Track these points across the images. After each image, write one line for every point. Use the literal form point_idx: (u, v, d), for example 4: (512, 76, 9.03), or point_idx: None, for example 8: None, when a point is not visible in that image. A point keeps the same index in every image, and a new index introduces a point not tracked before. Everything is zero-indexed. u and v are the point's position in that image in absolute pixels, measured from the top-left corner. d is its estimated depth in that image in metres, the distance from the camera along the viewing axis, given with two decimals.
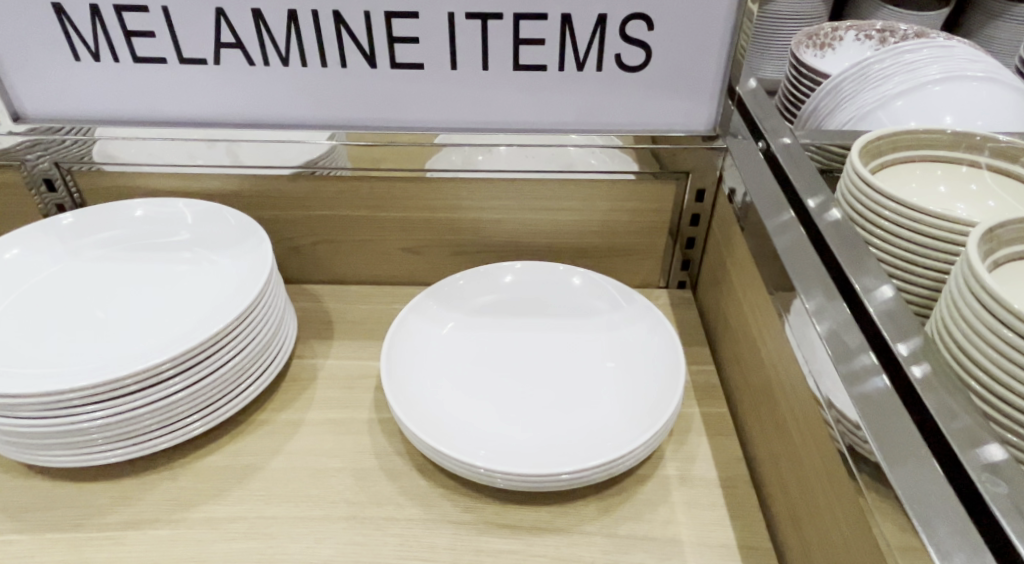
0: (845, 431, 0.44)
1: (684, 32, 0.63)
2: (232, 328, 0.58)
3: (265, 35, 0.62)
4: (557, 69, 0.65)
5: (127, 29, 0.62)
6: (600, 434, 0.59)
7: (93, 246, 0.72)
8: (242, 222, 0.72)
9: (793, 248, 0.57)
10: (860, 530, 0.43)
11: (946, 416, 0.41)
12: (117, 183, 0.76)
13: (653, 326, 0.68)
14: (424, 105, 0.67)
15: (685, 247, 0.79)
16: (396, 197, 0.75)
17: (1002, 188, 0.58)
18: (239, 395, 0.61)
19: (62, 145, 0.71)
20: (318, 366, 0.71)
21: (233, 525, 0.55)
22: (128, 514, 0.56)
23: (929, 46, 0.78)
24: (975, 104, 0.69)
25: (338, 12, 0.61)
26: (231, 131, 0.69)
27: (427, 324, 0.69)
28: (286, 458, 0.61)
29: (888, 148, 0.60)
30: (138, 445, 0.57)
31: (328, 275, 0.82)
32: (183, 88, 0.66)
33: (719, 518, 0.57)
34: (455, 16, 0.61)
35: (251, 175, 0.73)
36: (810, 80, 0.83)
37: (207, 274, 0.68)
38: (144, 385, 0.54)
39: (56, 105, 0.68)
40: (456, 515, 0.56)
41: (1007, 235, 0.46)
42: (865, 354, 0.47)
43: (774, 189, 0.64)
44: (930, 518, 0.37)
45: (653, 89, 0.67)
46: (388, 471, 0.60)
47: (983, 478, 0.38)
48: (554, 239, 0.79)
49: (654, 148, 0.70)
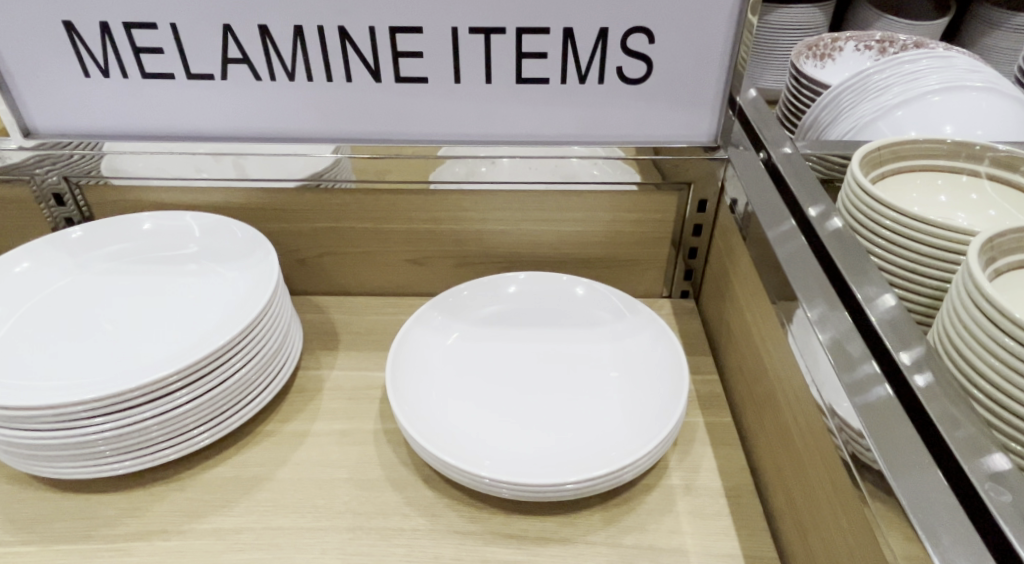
0: (849, 439, 0.45)
1: (685, 45, 0.64)
2: (239, 339, 0.59)
3: (271, 51, 0.63)
4: (559, 82, 0.66)
5: (137, 46, 0.63)
6: (604, 443, 0.59)
7: (101, 259, 0.73)
8: (248, 234, 0.72)
9: (794, 256, 0.58)
10: (863, 538, 0.43)
11: (949, 425, 0.41)
12: (125, 197, 0.77)
13: (656, 336, 0.68)
14: (428, 118, 0.68)
15: (687, 257, 0.80)
16: (401, 209, 0.76)
17: (1002, 198, 0.58)
18: (244, 407, 0.62)
19: (71, 160, 0.72)
20: (324, 378, 0.71)
21: (240, 536, 0.56)
22: (136, 526, 0.56)
23: (927, 57, 0.78)
24: (975, 114, 0.69)
25: (343, 27, 0.62)
26: (237, 144, 0.70)
27: (429, 335, 0.69)
28: (293, 469, 0.61)
29: (888, 158, 0.60)
30: (145, 457, 0.57)
31: (334, 287, 0.83)
32: (191, 103, 0.67)
33: (724, 528, 0.57)
34: (458, 31, 0.62)
35: (258, 188, 0.74)
36: (810, 90, 0.84)
37: (214, 286, 0.69)
38: (150, 398, 0.54)
39: (65, 121, 0.69)
40: (460, 525, 0.57)
41: (1007, 244, 0.46)
42: (868, 363, 0.48)
43: (776, 199, 0.65)
44: (936, 528, 0.37)
45: (654, 101, 0.68)
46: (393, 481, 0.60)
47: (987, 486, 0.38)
48: (558, 249, 0.79)
49: (656, 159, 0.71)
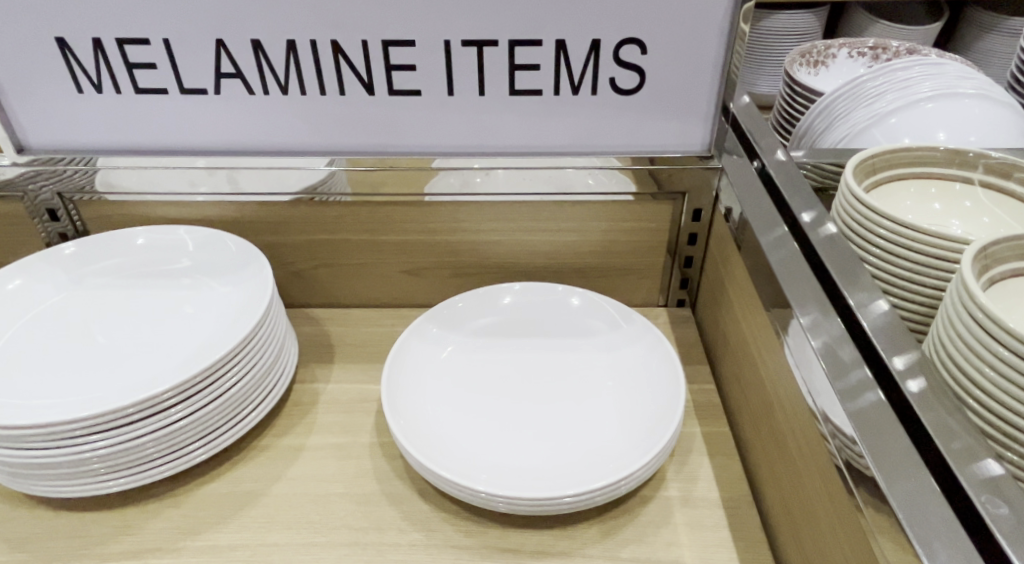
0: (842, 446, 0.45)
1: (678, 55, 0.64)
2: (233, 355, 0.59)
3: (264, 64, 0.63)
4: (552, 93, 0.66)
5: (129, 62, 0.63)
6: (601, 455, 0.59)
7: (96, 274, 0.73)
8: (243, 248, 0.72)
9: (788, 263, 0.58)
10: (859, 547, 0.43)
11: (944, 436, 0.41)
12: (119, 212, 0.76)
13: (652, 346, 0.68)
14: (422, 130, 0.68)
15: (682, 266, 0.80)
16: (395, 221, 0.76)
17: (996, 204, 0.58)
18: (241, 422, 0.62)
19: (65, 175, 0.72)
20: (320, 391, 0.71)
21: (234, 553, 0.55)
22: (130, 544, 0.56)
23: (920, 63, 0.78)
24: (967, 120, 0.69)
25: (336, 41, 0.62)
26: (231, 158, 0.70)
27: (425, 347, 0.69)
28: (287, 484, 0.61)
29: (883, 166, 0.60)
30: (140, 474, 0.57)
31: (329, 299, 0.83)
32: (184, 117, 0.67)
33: (723, 540, 0.56)
34: (451, 44, 0.62)
35: (252, 201, 0.74)
36: (804, 97, 0.84)
37: (209, 300, 0.69)
38: (146, 414, 0.54)
39: (59, 136, 0.69)
40: (457, 539, 0.56)
41: (1001, 253, 0.46)
42: (860, 367, 0.48)
43: (769, 206, 0.65)
44: (930, 538, 0.37)
45: (648, 111, 0.68)
46: (389, 495, 0.60)
47: (984, 498, 0.38)
48: (554, 259, 0.79)
49: (651, 168, 0.71)
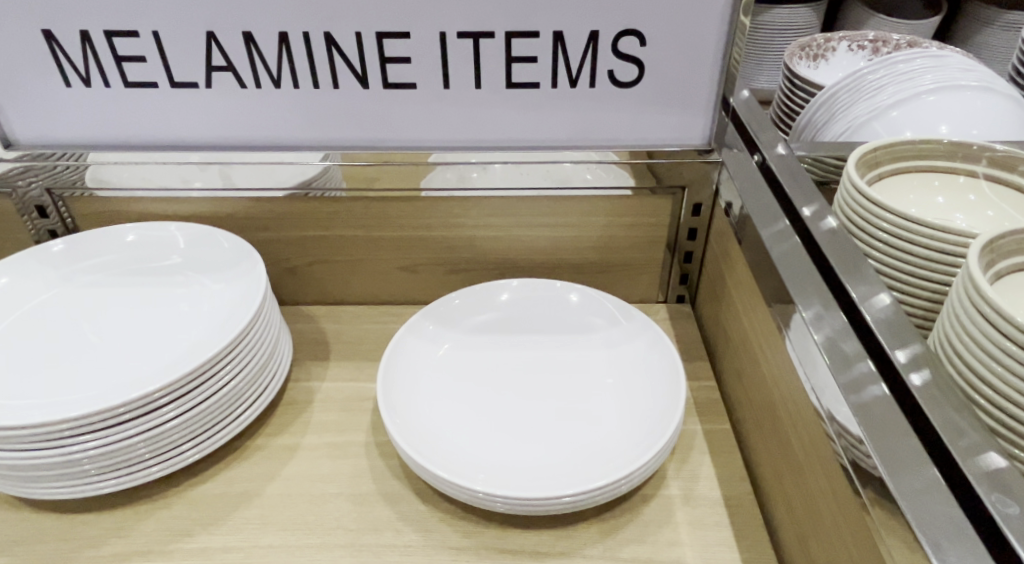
0: (848, 444, 0.44)
1: (677, 47, 0.63)
2: (226, 353, 0.58)
3: (256, 57, 0.62)
4: (549, 86, 0.65)
5: (118, 54, 0.62)
6: (600, 453, 0.58)
7: (85, 272, 0.71)
8: (236, 245, 0.71)
9: (789, 257, 0.57)
10: (866, 548, 0.42)
11: (952, 433, 0.40)
12: (109, 208, 0.75)
13: (652, 342, 0.67)
14: (418, 124, 0.67)
15: (682, 261, 0.79)
16: (390, 216, 0.74)
17: (1000, 198, 0.58)
18: (234, 421, 0.61)
19: (54, 171, 0.70)
20: (314, 390, 0.70)
21: (228, 555, 0.54)
22: (119, 547, 0.55)
23: (921, 55, 0.77)
24: (969, 113, 0.68)
25: (329, 33, 0.61)
26: (223, 153, 0.69)
27: (421, 345, 0.68)
28: (282, 484, 0.60)
29: (885, 159, 0.59)
30: (131, 475, 0.55)
31: (324, 296, 0.82)
32: (175, 112, 0.66)
33: (725, 539, 0.55)
34: (446, 36, 0.61)
35: (245, 197, 0.73)
36: (804, 91, 0.83)
37: (201, 298, 0.68)
38: (136, 414, 0.53)
39: (48, 131, 0.68)
40: (454, 540, 0.55)
41: (1007, 246, 0.45)
42: (864, 362, 0.47)
43: (769, 199, 0.64)
44: (939, 538, 0.36)
45: (647, 104, 0.67)
46: (386, 495, 0.59)
47: (993, 498, 0.37)
48: (552, 254, 0.78)
49: (651, 163, 0.70)
